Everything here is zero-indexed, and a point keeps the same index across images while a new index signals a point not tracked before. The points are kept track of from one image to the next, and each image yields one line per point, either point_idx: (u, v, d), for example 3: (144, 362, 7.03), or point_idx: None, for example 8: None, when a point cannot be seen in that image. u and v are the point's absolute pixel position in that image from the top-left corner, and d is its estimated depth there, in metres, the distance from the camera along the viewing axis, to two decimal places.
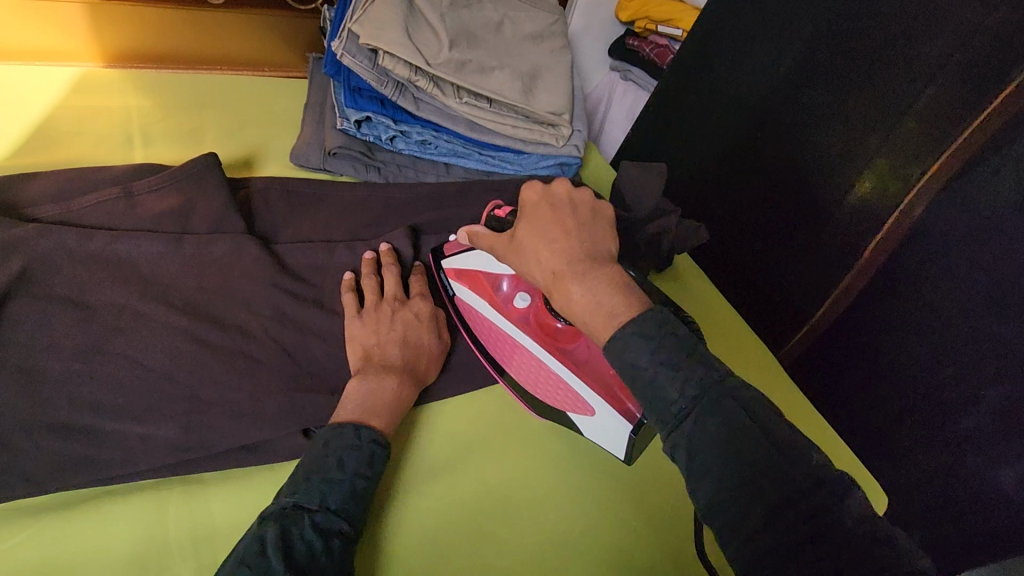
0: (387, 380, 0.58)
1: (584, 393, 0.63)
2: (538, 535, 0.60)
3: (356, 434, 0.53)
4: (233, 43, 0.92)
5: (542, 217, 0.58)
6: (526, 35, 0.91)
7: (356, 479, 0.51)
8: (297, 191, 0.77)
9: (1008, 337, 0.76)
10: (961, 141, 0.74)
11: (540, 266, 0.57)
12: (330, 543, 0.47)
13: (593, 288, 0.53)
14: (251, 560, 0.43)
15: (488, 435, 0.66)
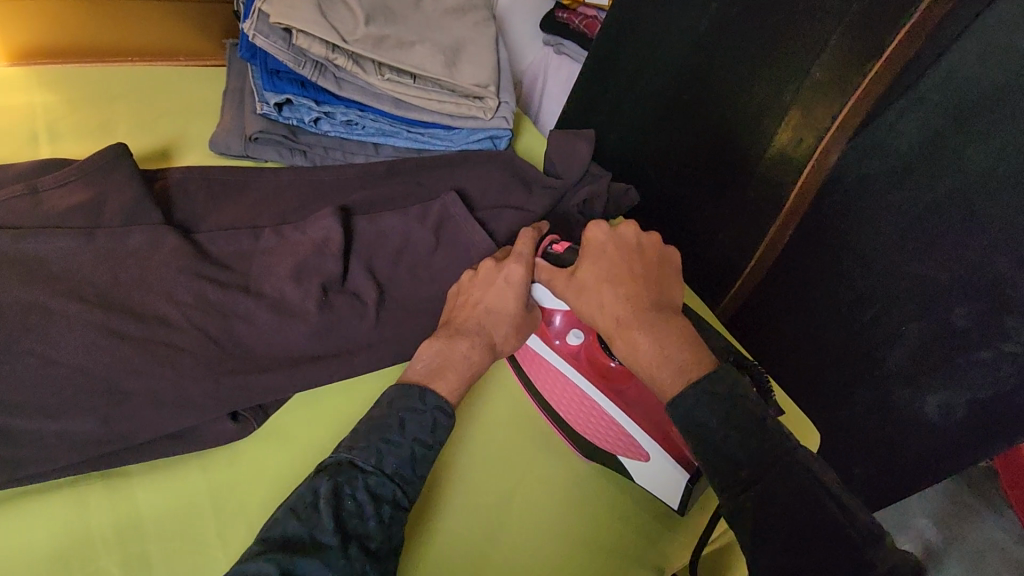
0: (462, 341, 0.63)
1: (637, 435, 0.66)
2: (554, 503, 0.66)
3: (422, 399, 0.58)
4: (144, 31, 0.88)
5: (611, 264, 0.65)
6: (446, 8, 0.90)
7: (414, 445, 0.57)
8: (218, 179, 0.76)
9: (922, 272, 0.82)
10: (863, 87, 0.77)
11: (604, 309, 0.63)
12: (379, 508, 0.53)
13: (657, 339, 0.61)
14: (305, 511, 0.50)
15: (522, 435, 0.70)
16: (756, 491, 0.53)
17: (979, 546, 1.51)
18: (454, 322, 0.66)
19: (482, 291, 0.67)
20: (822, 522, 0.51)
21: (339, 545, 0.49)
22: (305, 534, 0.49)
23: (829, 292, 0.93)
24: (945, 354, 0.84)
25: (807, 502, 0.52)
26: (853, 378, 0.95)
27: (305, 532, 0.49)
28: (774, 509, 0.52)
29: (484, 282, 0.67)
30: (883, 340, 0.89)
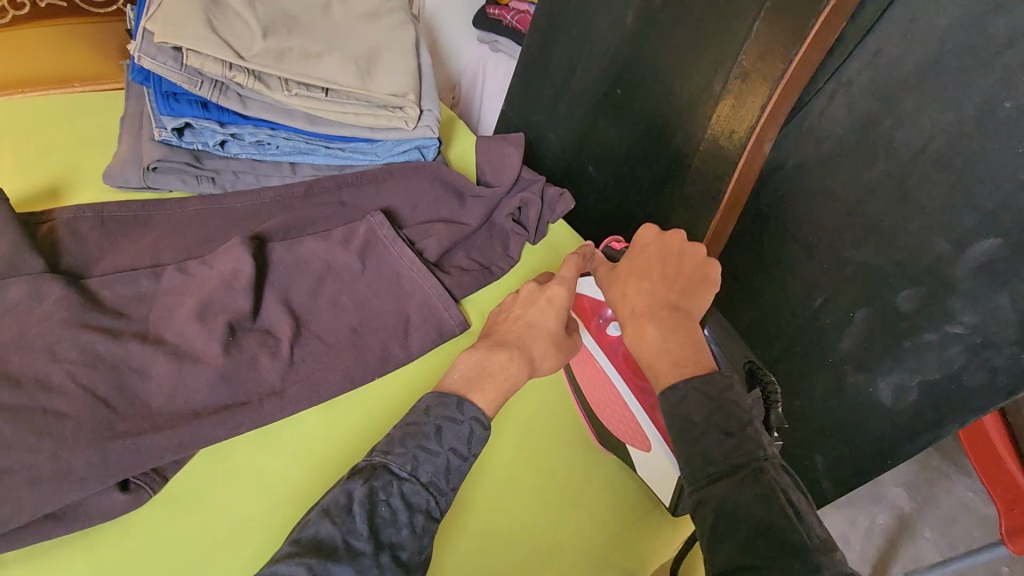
0: (501, 353, 0.59)
1: (645, 424, 0.60)
2: (560, 505, 0.63)
3: (458, 408, 0.55)
4: (30, 57, 0.81)
5: (647, 263, 0.62)
6: (359, 14, 0.85)
7: (449, 455, 0.53)
8: (113, 216, 0.69)
9: (862, 258, 0.81)
10: (790, 72, 0.73)
11: (627, 299, 0.61)
12: (412, 519, 0.50)
13: (666, 334, 0.57)
14: (336, 511, 0.49)
15: (541, 452, 0.66)
16: (722, 485, 0.49)
17: (948, 509, 1.53)
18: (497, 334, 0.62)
19: (528, 304, 0.64)
20: (778, 531, 0.46)
21: (371, 553, 0.48)
22: (339, 538, 0.48)
23: (777, 282, 0.92)
24: (890, 339, 0.83)
25: (773, 513, 0.47)
26: (807, 368, 0.94)
27: (339, 537, 0.48)
28: (735, 509, 0.48)
29: (530, 292, 0.65)
30: (832, 328, 0.88)
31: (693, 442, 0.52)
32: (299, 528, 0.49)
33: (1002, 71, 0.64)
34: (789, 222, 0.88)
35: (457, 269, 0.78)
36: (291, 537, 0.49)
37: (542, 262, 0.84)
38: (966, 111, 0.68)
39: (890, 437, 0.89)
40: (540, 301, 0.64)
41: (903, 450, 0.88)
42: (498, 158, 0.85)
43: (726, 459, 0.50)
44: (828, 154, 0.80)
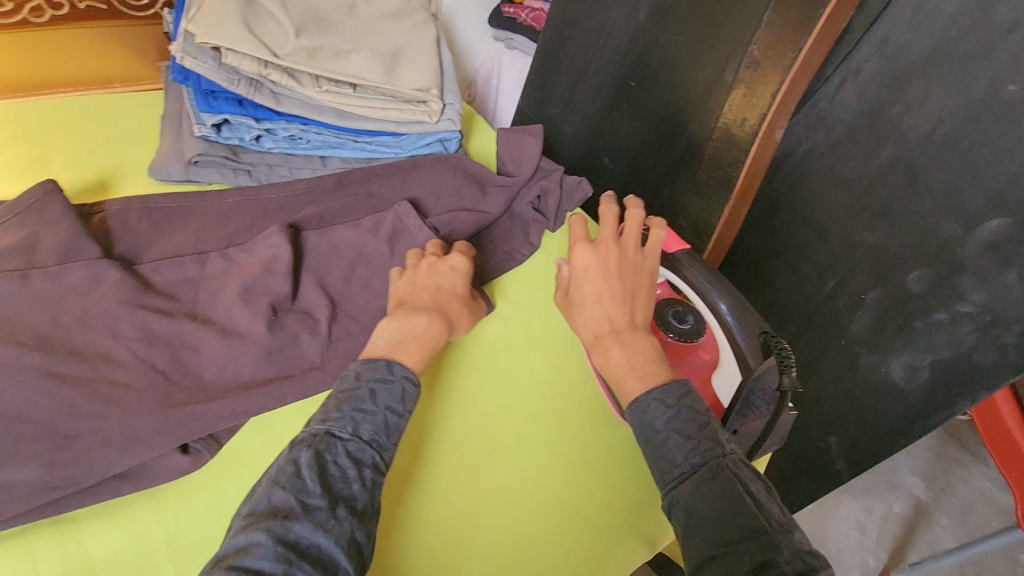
0: (419, 317, 0.63)
1: None
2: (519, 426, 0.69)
3: (387, 368, 0.57)
4: (76, 60, 0.85)
5: (594, 279, 0.63)
6: (383, 14, 0.89)
7: (387, 413, 0.54)
8: (159, 207, 0.74)
9: (874, 241, 0.84)
10: (800, 61, 0.76)
11: (588, 325, 0.62)
12: (361, 473, 0.50)
13: (631, 352, 0.58)
14: (286, 480, 0.47)
15: (504, 381, 0.72)
16: (689, 485, 0.49)
17: (965, 498, 1.54)
18: (405, 301, 0.66)
19: (425, 276, 0.69)
20: (746, 519, 0.46)
21: (327, 508, 0.47)
22: (293, 500, 0.46)
23: (789, 267, 0.95)
24: (902, 319, 0.85)
25: (731, 500, 0.47)
26: (821, 350, 0.96)
27: (292, 499, 0.46)
28: (694, 503, 0.48)
29: (427, 268, 0.70)
30: (845, 310, 0.90)
31: (658, 444, 0.52)
32: (245, 505, 0.47)
33: (1006, 56, 0.66)
34: (801, 208, 0.90)
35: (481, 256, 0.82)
36: (240, 517, 0.47)
37: (561, 249, 0.88)
38: (973, 95, 0.70)
39: (903, 416, 0.91)
40: (436, 273, 0.69)
41: (916, 428, 0.91)
42: (518, 149, 0.89)
43: (688, 457, 0.51)
44: (839, 140, 0.83)
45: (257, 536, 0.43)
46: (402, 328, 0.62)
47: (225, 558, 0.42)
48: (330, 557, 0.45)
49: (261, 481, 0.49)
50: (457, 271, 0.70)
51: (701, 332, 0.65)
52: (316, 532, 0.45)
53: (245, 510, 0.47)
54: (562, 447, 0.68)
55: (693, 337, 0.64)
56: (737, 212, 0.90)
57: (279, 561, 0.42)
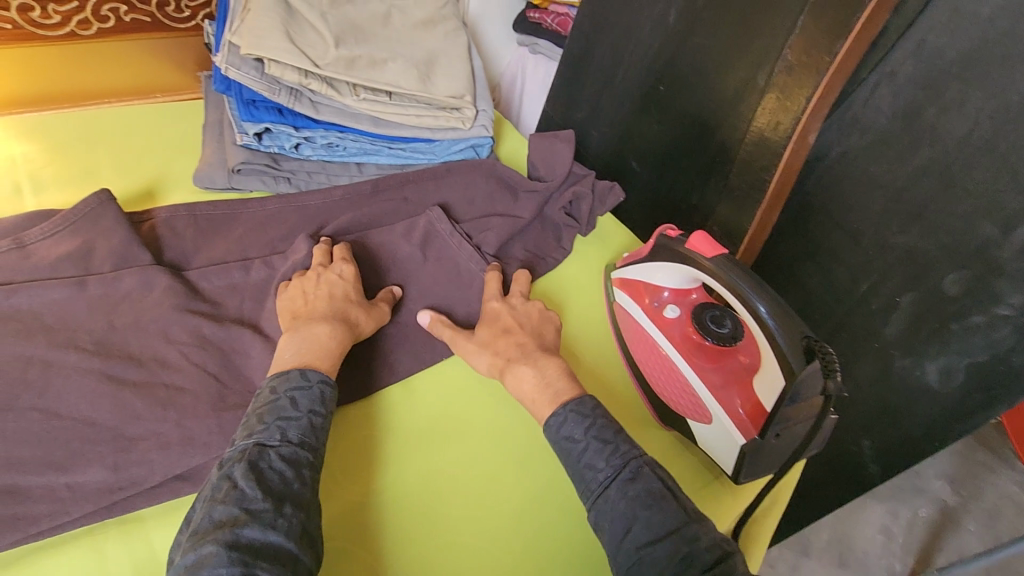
0: (321, 325, 0.62)
1: (705, 397, 0.63)
2: (459, 471, 0.63)
3: (302, 375, 0.57)
4: (120, 71, 0.87)
5: (501, 320, 0.70)
6: (416, 22, 0.90)
7: (311, 415, 0.56)
8: (204, 214, 0.76)
9: (908, 244, 0.84)
10: (835, 65, 0.76)
11: (492, 353, 0.67)
12: (299, 472, 0.51)
13: (542, 369, 0.64)
14: (226, 494, 0.47)
15: (438, 425, 0.66)
16: (614, 490, 0.53)
17: (994, 502, 1.52)
18: (301, 311, 0.64)
19: (313, 286, 0.66)
20: (661, 526, 0.51)
21: (272, 508, 0.47)
22: (236, 509, 0.46)
23: (820, 270, 0.95)
24: (938, 322, 0.85)
25: (651, 503, 0.52)
26: (853, 353, 0.96)
27: (235, 509, 0.46)
28: (618, 508, 0.52)
29: (315, 278, 0.67)
30: (878, 313, 0.90)
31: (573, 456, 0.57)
32: (185, 531, 0.47)
33: None
34: (832, 210, 0.90)
35: (515, 260, 0.82)
36: (180, 545, 0.46)
37: (592, 252, 0.89)
38: (1012, 98, 0.70)
39: (937, 420, 0.90)
40: (327, 283, 0.67)
41: (948, 433, 0.91)
42: (551, 155, 0.90)
43: (609, 461, 0.55)
44: (873, 143, 0.83)
45: (207, 549, 0.43)
46: (303, 335, 0.61)
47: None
48: (287, 549, 0.46)
49: (196, 505, 0.48)
50: (345, 279, 0.68)
51: (739, 336, 0.67)
52: (266, 532, 0.46)
53: (185, 537, 0.46)
54: (516, 479, 0.63)
55: (731, 341, 0.67)
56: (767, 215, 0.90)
57: (235, 564, 0.43)
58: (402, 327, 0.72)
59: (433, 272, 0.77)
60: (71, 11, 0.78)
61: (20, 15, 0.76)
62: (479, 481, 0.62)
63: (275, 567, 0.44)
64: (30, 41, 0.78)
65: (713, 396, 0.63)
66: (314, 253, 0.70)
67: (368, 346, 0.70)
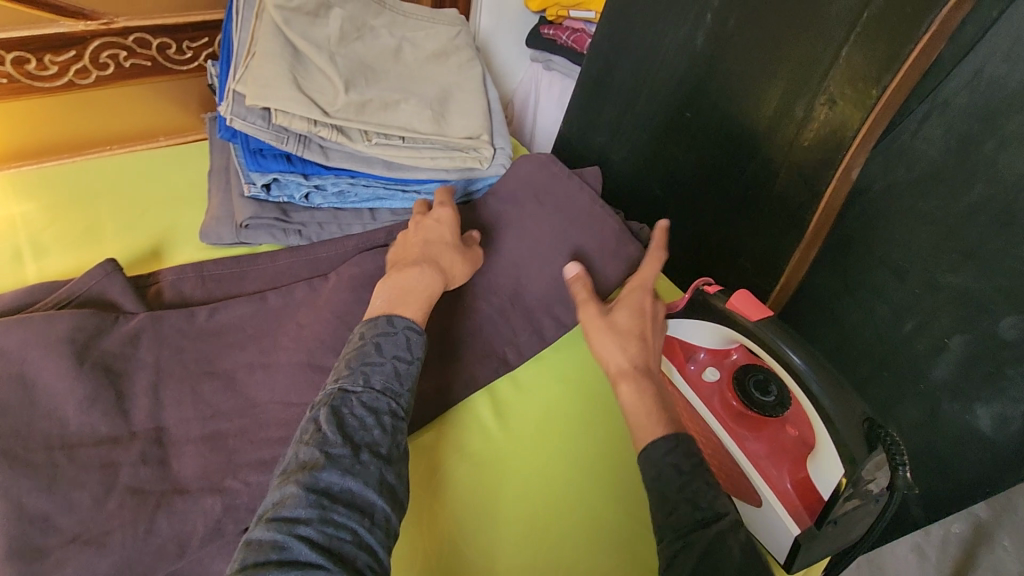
0: (413, 272, 0.64)
1: (753, 477, 0.60)
2: (514, 548, 0.60)
3: (388, 322, 0.58)
4: (122, 117, 0.84)
5: (630, 318, 0.65)
6: (428, 55, 0.86)
7: (394, 361, 0.56)
8: (213, 275, 0.73)
9: (960, 284, 0.78)
10: (882, 102, 0.70)
11: (623, 353, 0.62)
12: (379, 420, 0.52)
13: (645, 394, 0.59)
14: (310, 437, 0.50)
15: (482, 496, 0.63)
16: (710, 529, 0.49)
17: None
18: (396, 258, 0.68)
19: (414, 233, 0.71)
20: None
21: (351, 454, 0.49)
22: (318, 452, 0.49)
23: (861, 306, 0.90)
24: (992, 366, 0.79)
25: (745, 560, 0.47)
26: (895, 392, 0.91)
27: (317, 452, 0.49)
28: (704, 549, 0.47)
29: (416, 225, 0.72)
30: (924, 354, 0.85)
31: (656, 476, 0.53)
32: (278, 466, 0.51)
33: None
34: (874, 244, 0.86)
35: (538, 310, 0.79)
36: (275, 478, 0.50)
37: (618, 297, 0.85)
38: None
39: (990, 467, 0.85)
40: (431, 223, 0.72)
41: (1001, 482, 0.85)
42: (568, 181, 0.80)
43: (712, 503, 0.51)
44: (922, 175, 0.78)
45: (290, 488, 0.47)
46: (403, 279, 0.63)
47: (266, 514, 0.46)
48: (362, 497, 0.48)
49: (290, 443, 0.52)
50: (442, 220, 0.73)
51: (786, 404, 0.62)
52: (345, 478, 0.48)
53: (277, 470, 0.50)
54: (569, 545, 0.60)
55: (777, 410, 0.62)
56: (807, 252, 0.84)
57: (314, 506, 0.46)
58: (423, 393, 0.68)
59: (454, 328, 0.73)
60: (69, 60, 0.75)
61: (15, 68, 0.72)
62: (537, 542, 0.60)
63: (352, 513, 0.47)
64: (26, 94, 0.75)
65: (759, 474, 0.59)
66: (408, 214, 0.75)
67: None
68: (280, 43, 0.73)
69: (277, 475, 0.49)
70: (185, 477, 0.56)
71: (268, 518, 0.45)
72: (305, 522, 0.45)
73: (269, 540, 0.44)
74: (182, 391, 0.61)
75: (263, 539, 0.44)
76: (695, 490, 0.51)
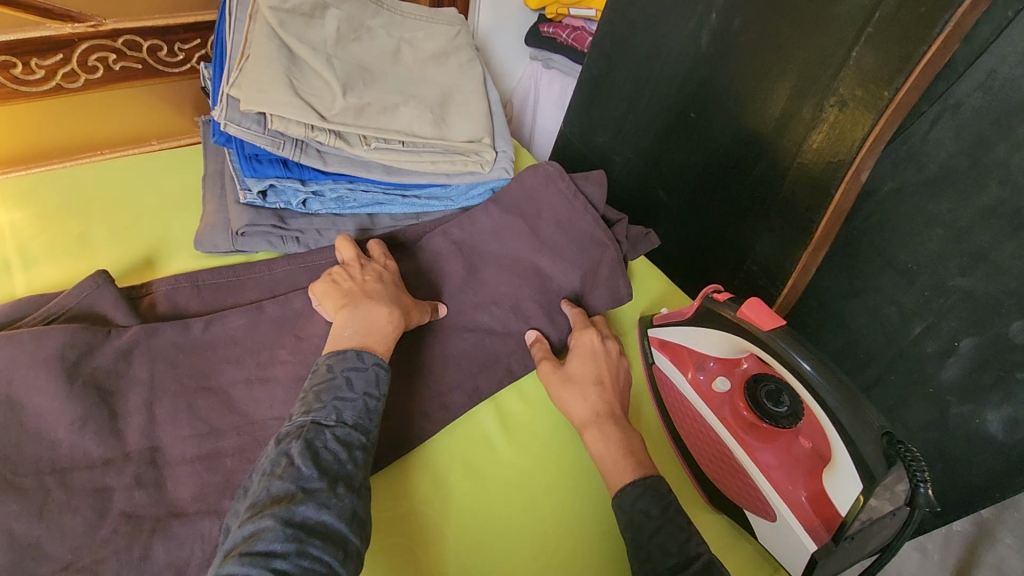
0: (378, 308, 0.64)
1: (766, 491, 0.58)
2: (519, 567, 0.58)
3: (359, 356, 0.59)
4: (112, 122, 0.82)
5: (590, 367, 0.67)
6: (427, 56, 0.84)
7: (365, 398, 0.57)
8: (208, 285, 0.71)
9: (970, 287, 0.77)
10: (895, 103, 0.69)
11: (585, 402, 0.64)
12: (352, 454, 0.53)
13: (611, 439, 0.61)
14: (283, 471, 0.49)
15: (485, 512, 0.61)
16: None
17: None
18: (356, 290, 0.66)
19: (359, 273, 0.69)
20: None
21: (327, 487, 0.49)
22: (292, 486, 0.48)
23: (868, 309, 0.89)
24: (1002, 370, 0.78)
25: None
26: (903, 395, 0.89)
27: (292, 486, 0.48)
28: None
29: (360, 266, 0.70)
30: (933, 357, 0.84)
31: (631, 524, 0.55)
32: (246, 501, 0.49)
33: None
34: (882, 246, 0.84)
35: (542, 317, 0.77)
36: (241, 513, 0.49)
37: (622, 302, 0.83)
38: None
39: (1000, 471, 0.84)
40: (374, 270, 0.70)
41: (1011, 485, 0.84)
42: (573, 199, 0.79)
43: (683, 548, 0.53)
44: (933, 178, 0.76)
45: (265, 522, 0.46)
46: (369, 317, 0.63)
47: (237, 548, 0.45)
48: (337, 530, 0.48)
49: (257, 477, 0.51)
50: (389, 270, 0.71)
51: (799, 415, 0.61)
52: (320, 511, 0.48)
53: (245, 506, 0.49)
54: (567, 565, 0.59)
55: (790, 421, 0.61)
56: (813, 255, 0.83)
57: (290, 540, 0.45)
58: (425, 404, 0.66)
59: (456, 337, 0.72)
60: (56, 64, 0.73)
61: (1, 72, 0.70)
62: (539, 561, 0.58)
63: (328, 546, 0.46)
64: (12, 99, 0.72)
65: (773, 487, 0.58)
66: (346, 246, 0.71)
67: (388, 426, 0.64)
68: (275, 46, 0.71)
69: (248, 508, 0.47)
70: (181, 499, 0.55)
71: (238, 556, 0.43)
72: (282, 555, 0.44)
73: None
74: (178, 407, 0.59)
75: (238, 573, 0.42)
76: (664, 536, 0.54)
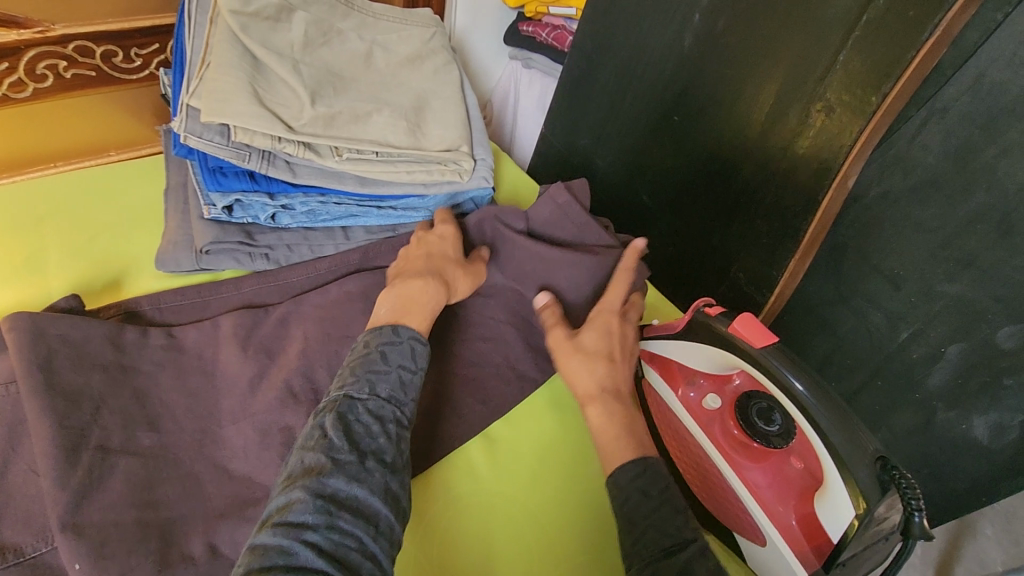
0: (415, 281, 0.64)
1: (757, 515, 0.57)
2: None
3: (393, 331, 0.59)
4: (65, 133, 0.77)
5: (601, 343, 0.64)
6: (401, 60, 0.80)
7: (400, 370, 0.57)
8: (171, 308, 0.67)
9: (956, 293, 0.76)
10: (883, 108, 0.67)
11: (590, 376, 0.62)
12: (385, 427, 0.53)
13: (610, 414, 0.59)
14: (316, 443, 0.50)
15: (468, 542, 0.58)
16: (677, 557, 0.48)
17: None
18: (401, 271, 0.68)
19: (415, 248, 0.71)
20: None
21: (356, 461, 0.49)
22: (324, 458, 0.49)
23: (854, 314, 0.87)
24: (988, 376, 0.78)
25: None
26: (888, 402, 0.89)
27: (322, 457, 0.49)
28: None
29: (417, 241, 0.72)
30: (920, 362, 0.83)
31: (622, 504, 0.53)
32: (283, 473, 0.50)
33: None
34: (869, 251, 0.83)
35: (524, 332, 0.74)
36: (279, 484, 0.50)
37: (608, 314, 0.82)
38: None
39: (986, 476, 0.84)
40: (426, 244, 0.71)
41: (998, 490, 0.84)
42: (572, 210, 0.75)
43: (677, 530, 0.50)
44: (919, 183, 0.75)
45: (297, 494, 0.46)
46: (404, 291, 0.63)
47: (271, 518, 0.46)
48: (370, 505, 0.48)
49: (294, 451, 0.52)
50: (444, 237, 0.72)
51: (792, 433, 0.58)
52: (351, 484, 0.48)
53: (281, 478, 0.50)
54: None
55: (781, 442, 0.59)
56: (800, 261, 0.81)
57: (320, 513, 0.45)
58: None
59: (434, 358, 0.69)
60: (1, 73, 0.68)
61: None
62: None
63: (357, 521, 0.46)
64: None
65: (763, 510, 0.57)
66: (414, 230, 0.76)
67: None
68: (238, 53, 0.67)
69: (282, 479, 0.48)
70: None
71: (273, 523, 0.45)
72: (313, 527, 0.44)
73: (275, 546, 0.43)
74: (143, 439, 0.56)
75: (269, 543, 0.43)
76: (660, 516, 0.51)
